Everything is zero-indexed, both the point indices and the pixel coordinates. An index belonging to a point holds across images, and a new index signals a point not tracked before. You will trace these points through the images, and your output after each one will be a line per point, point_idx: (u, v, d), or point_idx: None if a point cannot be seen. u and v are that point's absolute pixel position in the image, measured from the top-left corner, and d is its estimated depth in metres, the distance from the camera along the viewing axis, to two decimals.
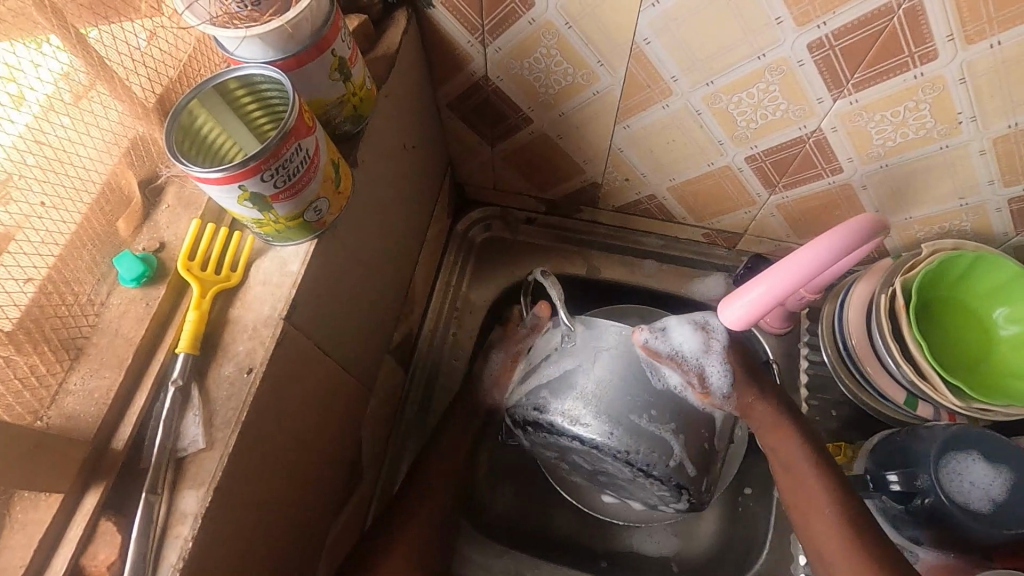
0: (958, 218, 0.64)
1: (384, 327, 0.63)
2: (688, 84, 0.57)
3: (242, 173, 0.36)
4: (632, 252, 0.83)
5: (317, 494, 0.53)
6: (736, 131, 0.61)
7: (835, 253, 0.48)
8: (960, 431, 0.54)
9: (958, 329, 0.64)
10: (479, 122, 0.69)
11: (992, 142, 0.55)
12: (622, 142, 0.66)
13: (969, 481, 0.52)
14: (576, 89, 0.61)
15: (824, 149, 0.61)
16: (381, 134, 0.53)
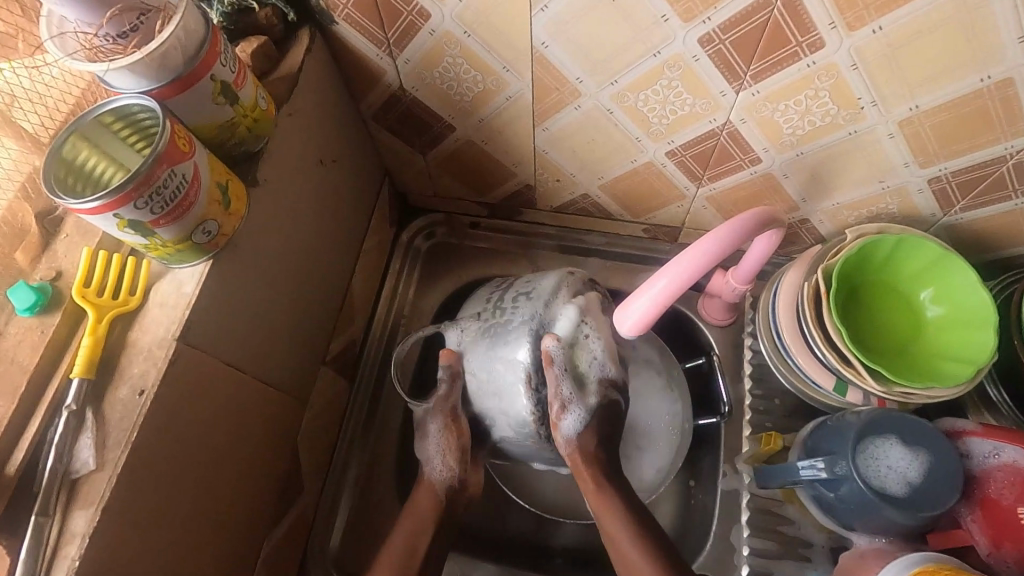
0: (883, 202, 0.64)
1: (315, 339, 0.64)
2: (594, 84, 0.57)
3: (115, 202, 0.37)
4: (575, 251, 0.83)
5: (245, 506, 0.55)
6: (650, 128, 0.61)
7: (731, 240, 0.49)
8: (879, 416, 0.54)
9: (887, 312, 0.63)
10: (405, 132, 0.70)
11: (898, 125, 0.54)
12: (544, 145, 0.67)
13: (886, 465, 0.52)
14: (489, 95, 0.62)
15: (738, 140, 0.61)
16: (288, 152, 0.54)
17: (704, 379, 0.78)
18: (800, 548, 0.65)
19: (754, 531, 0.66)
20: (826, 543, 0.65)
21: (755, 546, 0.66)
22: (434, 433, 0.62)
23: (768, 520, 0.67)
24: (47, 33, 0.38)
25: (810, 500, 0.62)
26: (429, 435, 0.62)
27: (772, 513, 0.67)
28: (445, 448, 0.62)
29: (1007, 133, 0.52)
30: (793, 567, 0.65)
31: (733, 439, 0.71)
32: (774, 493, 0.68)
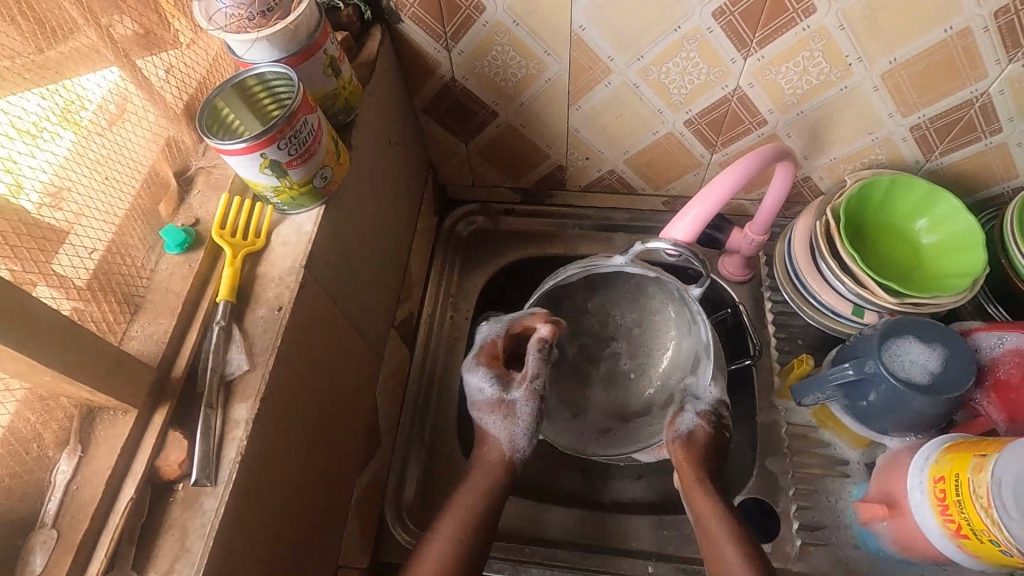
0: (873, 152, 0.74)
1: (386, 302, 0.71)
2: (623, 61, 0.67)
3: (261, 144, 0.45)
4: (603, 227, 0.91)
5: (343, 441, 0.60)
6: (671, 99, 0.71)
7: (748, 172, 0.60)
8: (895, 321, 0.62)
9: (889, 246, 0.72)
10: (452, 122, 0.80)
11: (881, 79, 0.65)
12: (576, 126, 0.77)
13: (908, 360, 0.60)
14: (530, 79, 0.71)
15: (747, 104, 0.71)
16: (369, 126, 0.63)
17: (730, 331, 0.85)
18: (837, 466, 0.71)
19: (794, 454, 0.73)
20: (861, 458, 0.71)
21: (797, 469, 0.72)
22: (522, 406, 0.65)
23: (805, 444, 0.73)
24: (202, 18, 0.47)
25: (844, 414, 0.69)
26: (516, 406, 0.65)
27: (808, 438, 0.73)
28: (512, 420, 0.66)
29: (972, 76, 0.63)
30: (836, 484, 0.70)
31: (765, 377, 0.78)
32: (808, 420, 0.74)
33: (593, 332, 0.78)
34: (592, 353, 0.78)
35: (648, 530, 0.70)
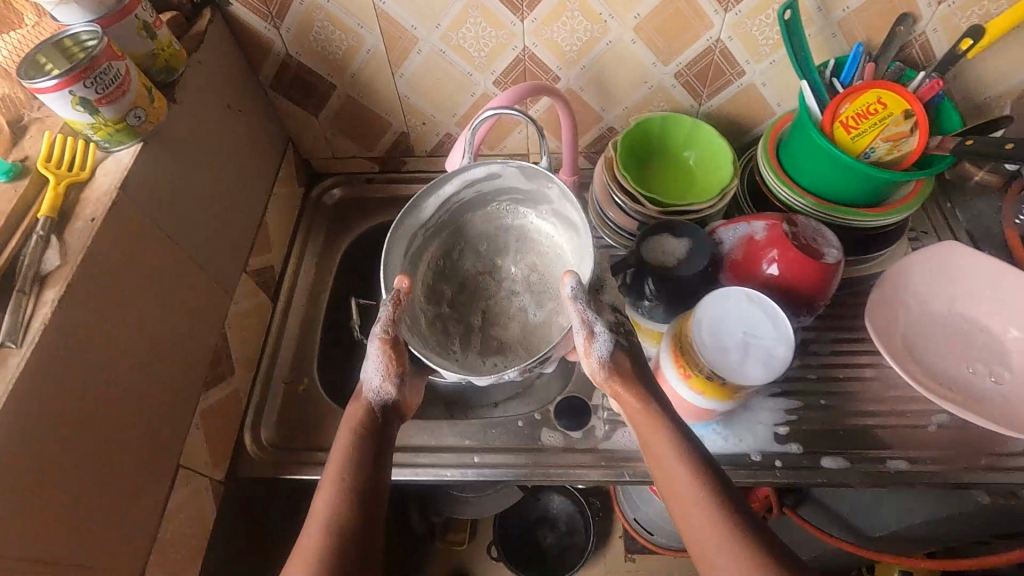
0: (654, 99, 0.88)
1: (235, 247, 0.80)
2: (425, 30, 0.80)
3: (67, 82, 0.55)
4: None
5: (181, 355, 0.68)
6: (475, 62, 0.84)
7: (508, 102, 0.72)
8: (652, 227, 0.74)
9: (668, 173, 0.86)
10: (299, 97, 0.91)
11: (634, 32, 0.79)
12: (404, 93, 0.89)
13: (663, 254, 0.72)
14: (354, 51, 0.83)
15: (538, 63, 0.84)
16: (199, 88, 0.73)
17: None
18: None
19: None
20: None
21: None
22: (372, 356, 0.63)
23: None
24: None
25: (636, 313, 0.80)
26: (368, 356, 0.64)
27: None
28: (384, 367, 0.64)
29: (702, 26, 0.78)
30: None
31: None
32: None
33: (489, 294, 0.85)
34: (495, 310, 0.84)
35: (478, 428, 0.80)
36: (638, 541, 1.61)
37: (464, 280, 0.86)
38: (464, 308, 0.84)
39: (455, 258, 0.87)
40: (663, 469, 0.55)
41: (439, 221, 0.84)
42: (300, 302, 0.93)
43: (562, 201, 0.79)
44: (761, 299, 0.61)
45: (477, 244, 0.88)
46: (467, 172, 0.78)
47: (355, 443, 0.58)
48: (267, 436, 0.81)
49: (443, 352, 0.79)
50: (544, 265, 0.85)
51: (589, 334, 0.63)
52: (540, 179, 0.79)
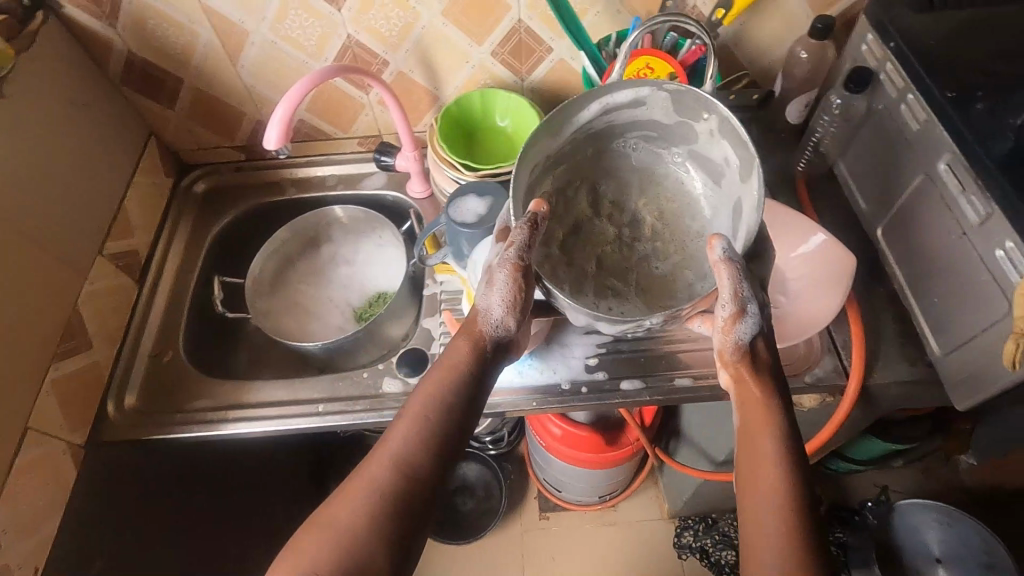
0: (480, 77, 0.98)
1: (88, 231, 0.86)
2: (253, 23, 0.88)
3: None
4: (316, 169, 1.11)
5: (25, 325, 0.74)
6: (307, 50, 0.92)
7: (313, 83, 0.77)
8: (460, 187, 0.83)
9: (491, 142, 0.95)
10: (151, 91, 0.97)
11: (443, 17, 0.88)
12: (249, 82, 0.96)
13: (466, 209, 0.81)
14: (192, 45, 0.90)
15: (365, 49, 0.92)
16: (32, 84, 0.80)
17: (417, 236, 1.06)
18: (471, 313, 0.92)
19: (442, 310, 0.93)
20: None
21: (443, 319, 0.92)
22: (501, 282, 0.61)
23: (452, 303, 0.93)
24: None
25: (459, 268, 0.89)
26: (496, 283, 0.61)
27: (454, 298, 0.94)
28: (508, 303, 0.61)
29: (503, 8, 0.87)
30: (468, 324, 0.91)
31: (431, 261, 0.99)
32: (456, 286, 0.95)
33: (597, 239, 0.76)
34: (595, 240, 0.76)
35: (325, 382, 0.89)
36: (551, 500, 1.71)
37: (579, 221, 0.77)
38: (604, 270, 0.74)
39: (569, 191, 0.78)
40: (749, 470, 0.56)
41: (571, 140, 0.76)
42: (168, 283, 0.99)
43: (715, 138, 0.71)
44: None
45: (619, 178, 0.80)
46: (614, 91, 0.70)
47: (470, 361, 0.59)
48: (131, 405, 0.87)
49: (576, 292, 0.71)
50: (673, 207, 0.78)
51: (739, 312, 0.61)
52: (693, 109, 0.69)
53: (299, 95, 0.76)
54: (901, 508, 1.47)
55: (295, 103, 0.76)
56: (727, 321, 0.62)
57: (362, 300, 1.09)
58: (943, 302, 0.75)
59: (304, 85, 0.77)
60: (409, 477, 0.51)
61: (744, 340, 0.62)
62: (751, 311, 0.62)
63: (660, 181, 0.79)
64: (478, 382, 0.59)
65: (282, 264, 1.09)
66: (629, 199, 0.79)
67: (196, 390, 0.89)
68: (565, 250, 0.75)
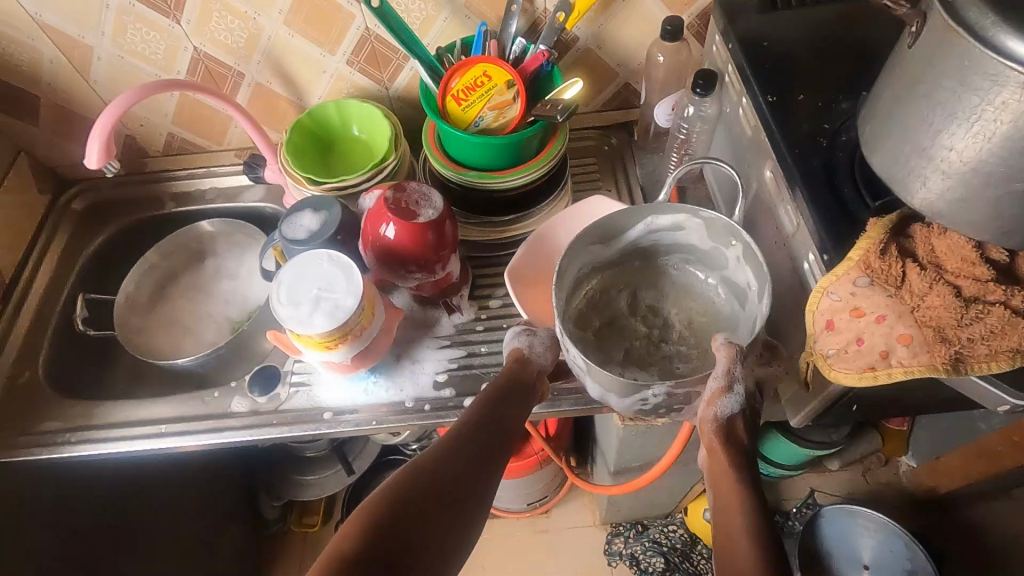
0: (341, 87, 0.96)
1: None
2: (94, 37, 0.87)
3: None
4: (195, 183, 1.09)
5: None
6: (156, 63, 0.90)
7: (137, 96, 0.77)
8: (298, 201, 0.81)
9: (349, 153, 0.93)
10: (10, 108, 0.96)
11: (287, 26, 0.87)
12: (105, 98, 0.94)
13: (298, 225, 0.79)
14: (38, 62, 0.89)
15: (216, 61, 0.90)
16: None
17: None
18: None
19: None
20: None
21: None
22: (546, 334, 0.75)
23: None
24: None
25: None
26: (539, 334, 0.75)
27: None
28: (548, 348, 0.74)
29: (346, 16, 0.85)
30: None
31: None
32: None
33: (632, 335, 0.76)
34: (643, 359, 0.74)
35: (178, 401, 0.87)
36: None
37: (614, 317, 0.78)
38: (628, 345, 0.75)
39: (609, 292, 0.79)
40: (720, 498, 0.60)
41: (621, 253, 0.79)
42: (34, 302, 0.98)
43: (740, 264, 0.72)
44: (339, 256, 0.70)
45: (657, 287, 0.80)
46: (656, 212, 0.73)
47: (516, 378, 0.69)
48: None
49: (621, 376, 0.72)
50: (703, 321, 0.77)
51: (726, 387, 0.63)
52: (723, 235, 0.71)
53: (121, 108, 0.76)
54: (825, 513, 1.42)
55: (117, 117, 0.76)
56: (718, 392, 0.63)
57: (241, 313, 1.06)
58: (777, 314, 0.72)
59: (127, 98, 0.77)
60: (466, 452, 0.60)
61: (728, 415, 0.63)
62: (737, 390, 0.63)
63: (658, 283, 0.80)
64: (526, 392, 0.69)
65: (161, 280, 1.07)
66: (664, 315, 0.78)
67: (50, 412, 0.88)
68: (596, 337, 0.76)
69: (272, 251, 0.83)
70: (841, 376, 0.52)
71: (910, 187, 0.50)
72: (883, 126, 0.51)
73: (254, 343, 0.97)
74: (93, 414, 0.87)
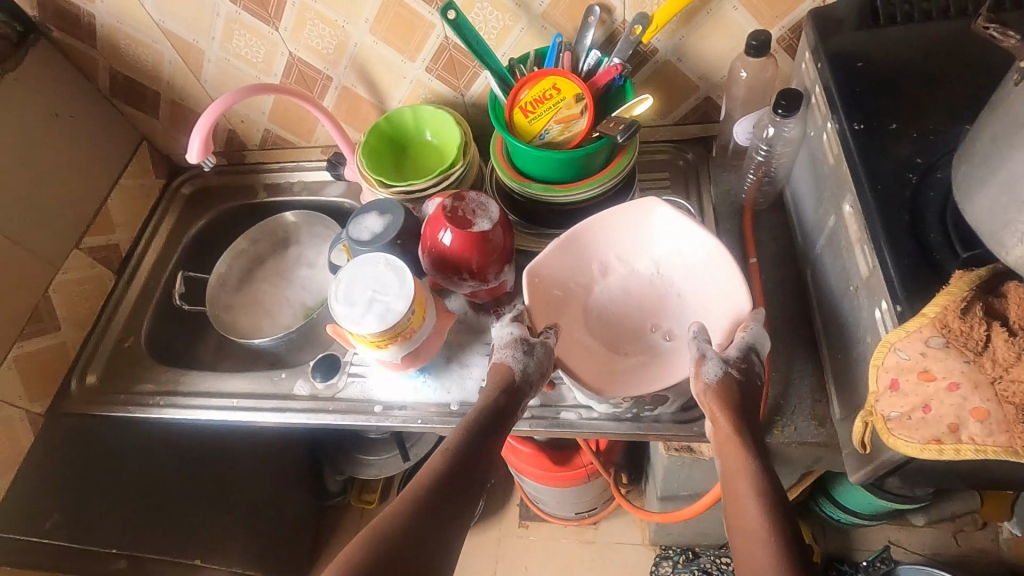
0: (420, 93, 0.99)
1: (65, 227, 0.99)
2: (205, 42, 0.95)
3: None
4: (286, 176, 1.18)
5: None
6: (255, 65, 0.98)
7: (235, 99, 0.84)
8: (365, 205, 0.85)
9: (420, 156, 0.97)
10: (135, 102, 1.08)
11: (372, 35, 0.91)
12: (213, 97, 1.04)
13: (363, 226, 0.83)
14: (159, 63, 1.00)
15: (306, 64, 0.97)
16: (16, 100, 0.93)
17: None
18: None
19: None
20: None
21: None
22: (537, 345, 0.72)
23: None
24: None
25: None
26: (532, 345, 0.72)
27: None
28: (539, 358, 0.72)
29: (426, 25, 0.88)
30: None
31: None
32: None
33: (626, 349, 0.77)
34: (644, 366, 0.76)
35: (250, 378, 0.95)
36: (531, 509, 1.68)
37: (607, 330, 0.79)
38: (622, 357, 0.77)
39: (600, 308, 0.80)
40: (732, 492, 0.60)
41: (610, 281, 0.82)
42: (142, 276, 1.11)
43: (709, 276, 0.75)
44: (396, 261, 0.73)
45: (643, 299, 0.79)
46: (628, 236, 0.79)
47: (492, 400, 0.69)
48: (90, 381, 0.99)
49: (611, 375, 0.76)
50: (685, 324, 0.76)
51: (700, 358, 0.69)
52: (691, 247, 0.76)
53: (220, 110, 0.83)
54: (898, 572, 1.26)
55: (216, 117, 0.83)
56: (697, 362, 0.69)
57: (315, 301, 1.14)
58: (844, 361, 0.66)
59: (226, 101, 0.84)
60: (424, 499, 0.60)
61: (713, 383, 0.67)
62: (713, 357, 0.68)
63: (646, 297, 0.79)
64: (502, 417, 0.69)
65: (250, 264, 1.17)
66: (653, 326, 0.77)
67: (146, 371, 1.00)
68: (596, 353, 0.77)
69: (340, 248, 0.88)
70: (901, 445, 0.48)
71: (1004, 241, 0.44)
72: (975, 172, 0.46)
73: (323, 331, 1.04)
74: (180, 382, 0.98)
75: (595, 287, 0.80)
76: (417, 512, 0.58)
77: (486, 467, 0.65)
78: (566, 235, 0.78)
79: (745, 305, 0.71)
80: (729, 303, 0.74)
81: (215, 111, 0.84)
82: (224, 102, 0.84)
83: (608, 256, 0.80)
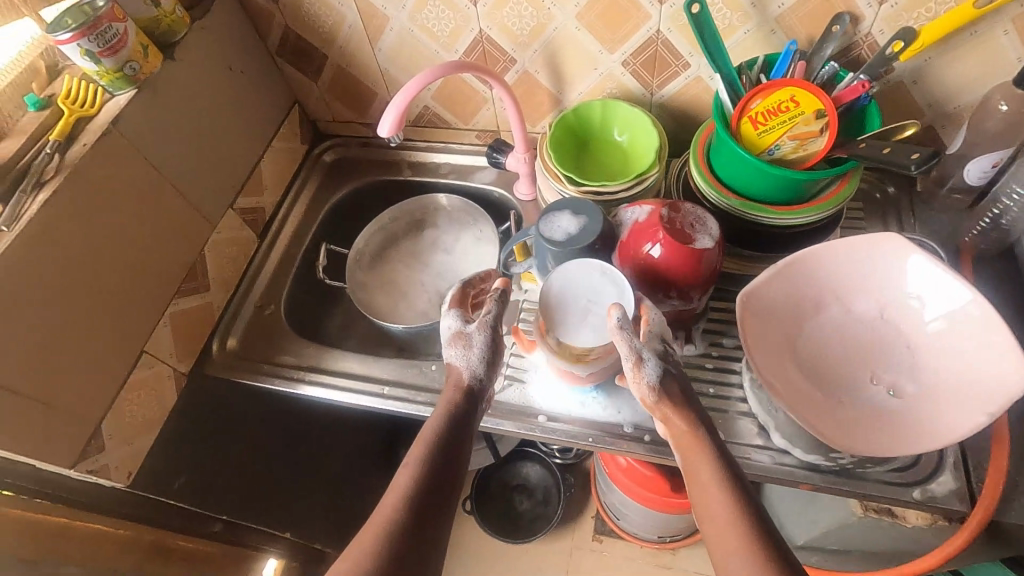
0: (607, 86, 0.93)
1: (225, 185, 0.96)
2: (393, 10, 0.91)
3: (77, 37, 0.72)
4: (433, 156, 1.13)
5: (154, 260, 0.84)
6: (438, 39, 0.93)
7: (437, 75, 0.79)
8: (555, 203, 0.79)
9: (603, 155, 0.91)
10: (299, 63, 1.04)
11: (577, 20, 0.85)
12: (383, 67, 1.00)
13: (556, 225, 0.77)
14: (338, 26, 0.96)
15: (494, 44, 0.91)
16: (198, 50, 0.89)
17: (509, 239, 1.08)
18: None
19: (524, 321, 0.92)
20: None
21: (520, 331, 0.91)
22: (478, 341, 0.71)
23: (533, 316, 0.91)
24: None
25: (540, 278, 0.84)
26: (472, 340, 0.71)
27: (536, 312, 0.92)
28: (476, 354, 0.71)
29: (641, 16, 0.81)
30: None
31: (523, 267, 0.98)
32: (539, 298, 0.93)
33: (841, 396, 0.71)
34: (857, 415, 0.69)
35: (397, 365, 0.92)
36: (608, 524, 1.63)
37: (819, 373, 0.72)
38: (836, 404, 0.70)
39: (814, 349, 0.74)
40: (698, 480, 0.59)
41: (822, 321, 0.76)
42: (283, 242, 1.08)
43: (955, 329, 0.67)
44: (613, 272, 0.68)
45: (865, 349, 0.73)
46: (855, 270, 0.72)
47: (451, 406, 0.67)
48: (231, 346, 0.97)
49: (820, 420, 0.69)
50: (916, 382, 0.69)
51: (637, 359, 0.64)
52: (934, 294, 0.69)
53: (421, 84, 0.78)
54: None
55: (416, 92, 0.78)
56: (634, 370, 0.65)
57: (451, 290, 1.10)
58: None
59: (428, 75, 0.79)
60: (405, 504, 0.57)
61: (653, 386, 0.64)
62: (647, 357, 0.64)
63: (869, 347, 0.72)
64: (461, 427, 0.65)
65: (386, 242, 1.13)
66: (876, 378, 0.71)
67: (287, 343, 0.97)
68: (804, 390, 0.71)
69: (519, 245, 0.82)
70: None
71: None
72: None
73: None
74: (322, 359, 0.94)
75: (807, 321, 0.74)
76: (392, 550, 0.53)
77: (457, 463, 0.62)
78: (786, 261, 0.72)
79: (1021, 381, 0.58)
80: (1001, 371, 0.61)
81: (416, 85, 0.79)
82: (425, 77, 0.79)
83: (826, 291, 0.74)
